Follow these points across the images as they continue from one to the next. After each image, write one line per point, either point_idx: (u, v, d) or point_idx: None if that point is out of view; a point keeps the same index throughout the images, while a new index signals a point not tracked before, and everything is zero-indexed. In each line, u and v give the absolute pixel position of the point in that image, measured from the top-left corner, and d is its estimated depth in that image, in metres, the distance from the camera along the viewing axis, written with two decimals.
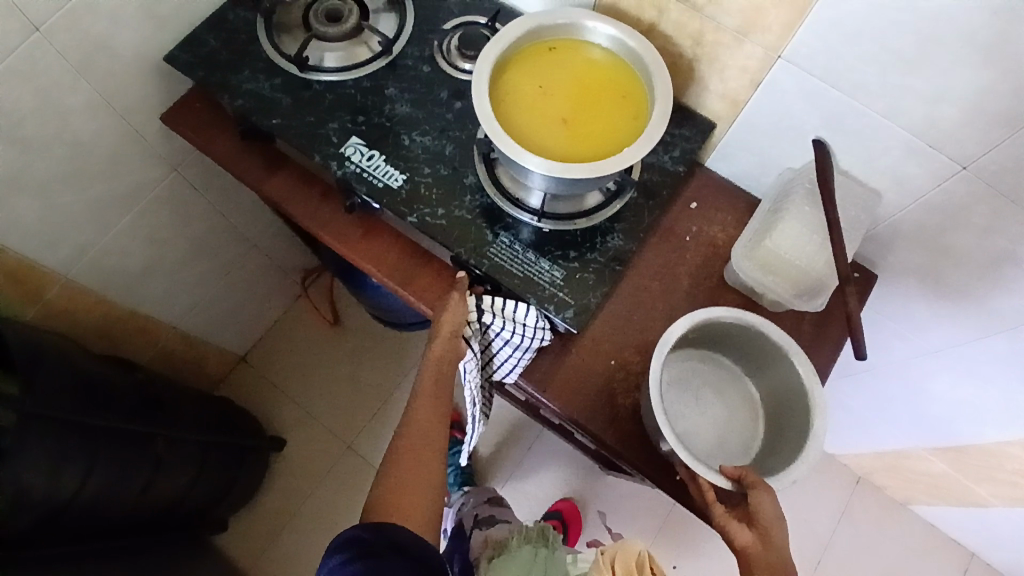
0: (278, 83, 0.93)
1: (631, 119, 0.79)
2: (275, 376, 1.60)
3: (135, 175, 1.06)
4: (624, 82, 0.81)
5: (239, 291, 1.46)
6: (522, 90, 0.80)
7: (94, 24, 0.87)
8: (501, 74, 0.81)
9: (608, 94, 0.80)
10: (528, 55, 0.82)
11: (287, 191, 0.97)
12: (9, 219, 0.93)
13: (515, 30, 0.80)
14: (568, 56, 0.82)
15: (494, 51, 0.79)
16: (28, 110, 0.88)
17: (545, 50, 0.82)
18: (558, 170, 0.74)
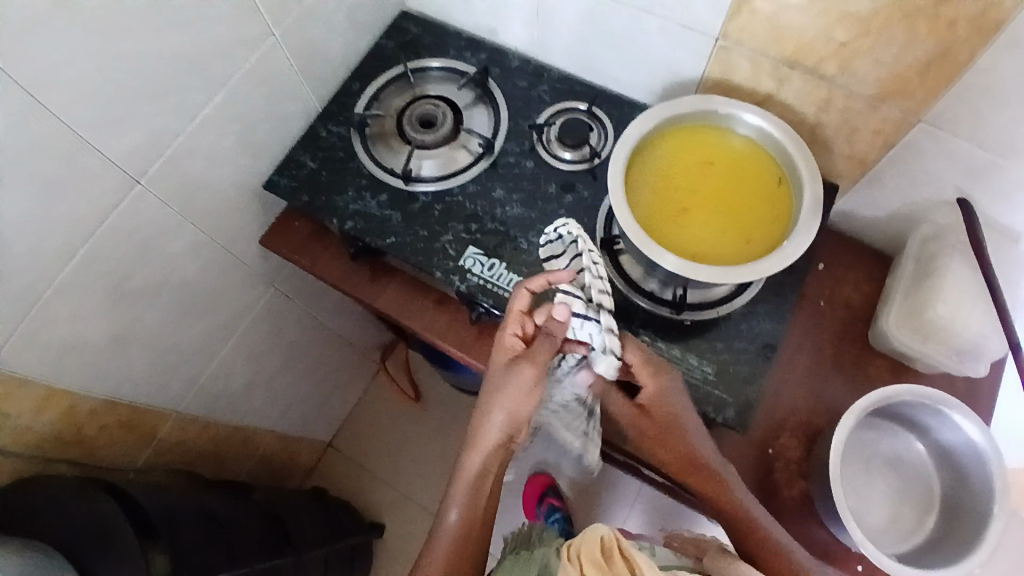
0: (384, 199, 0.91)
1: (775, 218, 0.75)
2: (364, 459, 1.57)
3: (238, 302, 1.03)
4: (767, 175, 0.77)
5: (324, 383, 1.42)
6: (658, 176, 0.76)
7: (196, 167, 0.83)
8: (639, 157, 0.77)
9: (750, 189, 0.76)
10: (654, 148, 0.78)
11: (400, 298, 0.94)
12: (125, 373, 0.90)
13: (640, 126, 0.76)
14: (710, 145, 0.78)
15: (634, 133, 0.76)
16: (136, 265, 0.83)
17: (687, 134, 0.79)
18: (709, 273, 0.70)
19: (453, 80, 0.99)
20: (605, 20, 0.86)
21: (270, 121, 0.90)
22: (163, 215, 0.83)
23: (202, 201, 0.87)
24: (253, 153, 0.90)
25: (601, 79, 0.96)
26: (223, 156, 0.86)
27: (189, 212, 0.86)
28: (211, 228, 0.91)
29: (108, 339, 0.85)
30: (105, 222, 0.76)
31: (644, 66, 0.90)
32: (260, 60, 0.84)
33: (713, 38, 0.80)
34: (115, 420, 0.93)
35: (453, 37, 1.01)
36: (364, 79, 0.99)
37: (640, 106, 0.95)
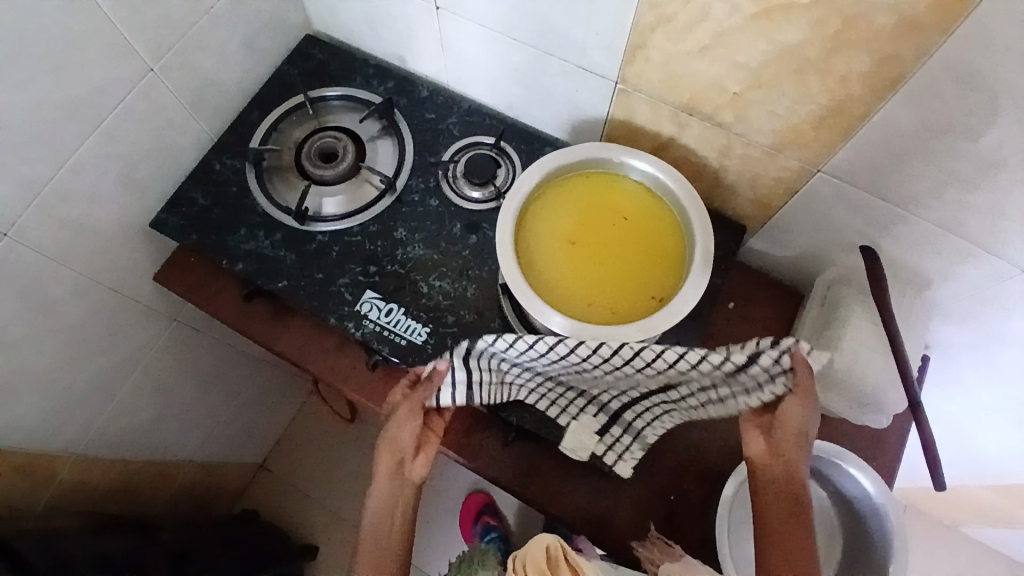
0: (280, 239, 0.87)
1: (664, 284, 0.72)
2: (297, 478, 1.54)
3: (137, 339, 0.99)
4: (668, 239, 0.75)
5: (251, 405, 1.39)
6: (555, 218, 0.75)
7: (71, 212, 0.78)
8: (540, 195, 0.76)
9: (647, 253, 0.74)
10: (547, 197, 0.76)
11: (300, 342, 0.90)
12: (9, 423, 0.86)
13: (529, 178, 0.74)
14: (619, 202, 0.77)
15: (543, 171, 0.75)
16: (9, 317, 0.78)
17: (599, 185, 0.77)
18: (597, 329, 0.67)
19: (358, 111, 0.95)
20: (506, 55, 0.83)
21: (156, 157, 0.85)
22: (36, 263, 0.78)
23: (83, 244, 0.82)
24: (139, 191, 0.85)
25: (510, 111, 0.93)
26: (103, 198, 0.82)
27: (67, 256, 0.81)
28: (95, 270, 0.86)
29: None
30: None
31: (548, 101, 0.87)
32: (137, 96, 0.79)
33: (611, 79, 0.77)
34: (6, 470, 0.88)
35: (359, 63, 0.97)
36: (264, 108, 0.95)
37: (549, 140, 0.92)
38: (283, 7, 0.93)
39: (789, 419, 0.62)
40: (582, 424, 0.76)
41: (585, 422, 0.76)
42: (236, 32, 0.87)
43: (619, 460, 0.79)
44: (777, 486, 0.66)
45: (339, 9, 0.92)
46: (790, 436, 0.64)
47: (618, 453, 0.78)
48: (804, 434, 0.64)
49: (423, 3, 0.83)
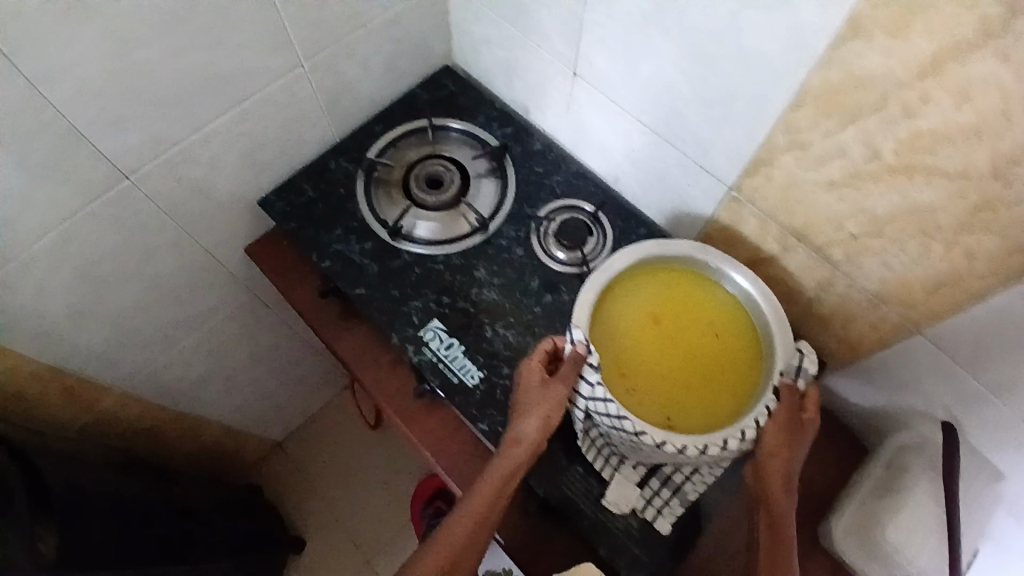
0: (369, 248, 0.91)
1: (717, 418, 0.73)
2: (308, 469, 1.56)
3: (211, 299, 1.04)
4: (748, 371, 0.76)
5: (289, 387, 1.42)
6: (642, 302, 0.78)
7: (193, 173, 0.84)
8: (639, 272, 0.79)
9: (719, 375, 0.75)
10: (638, 281, 0.79)
11: (358, 348, 0.93)
12: (76, 346, 0.91)
13: (624, 260, 0.77)
14: (713, 313, 0.78)
15: (648, 248, 0.78)
16: (109, 251, 0.83)
17: (698, 287, 0.79)
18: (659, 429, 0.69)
19: (473, 147, 0.98)
20: (627, 134, 0.85)
21: (282, 144, 0.91)
22: (149, 211, 0.83)
23: (195, 205, 0.88)
24: (258, 171, 0.91)
25: (616, 185, 0.95)
26: (225, 168, 0.87)
27: (178, 212, 0.87)
28: (197, 231, 0.91)
29: (64, 314, 0.85)
30: (81, 208, 0.76)
31: (657, 187, 0.88)
32: (281, 86, 0.84)
33: (726, 185, 0.77)
34: (56, 387, 0.93)
35: (486, 104, 1.01)
36: (388, 123, 1.00)
37: (646, 224, 0.92)
38: (432, 38, 0.98)
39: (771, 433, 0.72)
40: (622, 476, 0.78)
41: (625, 474, 0.78)
42: (384, 50, 0.93)
43: (658, 515, 0.78)
44: (774, 528, 0.72)
45: (483, 52, 0.97)
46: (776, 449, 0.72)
47: (652, 511, 0.78)
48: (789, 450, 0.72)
49: (563, 66, 0.86)
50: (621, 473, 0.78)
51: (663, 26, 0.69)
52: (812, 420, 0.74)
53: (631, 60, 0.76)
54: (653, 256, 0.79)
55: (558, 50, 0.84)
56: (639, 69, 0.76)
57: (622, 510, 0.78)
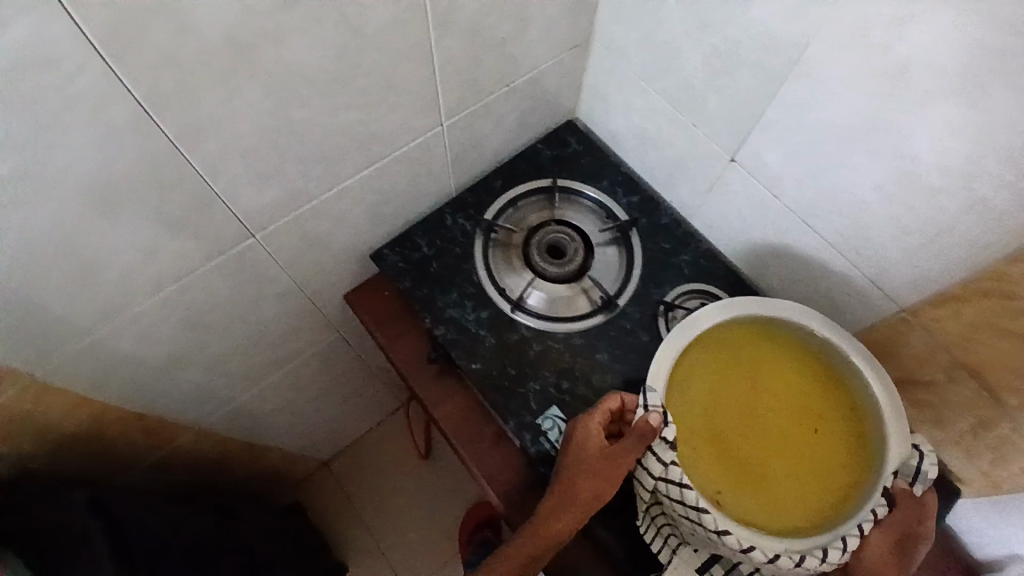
0: (485, 316, 0.85)
1: (785, 520, 0.67)
2: (353, 494, 1.48)
3: (300, 342, 0.98)
4: (839, 472, 0.69)
5: (349, 415, 1.36)
6: (724, 361, 0.75)
7: (315, 228, 0.78)
8: (739, 330, 0.76)
9: (799, 472, 0.70)
10: (745, 335, 0.76)
11: (459, 417, 0.86)
12: (167, 390, 0.84)
13: (733, 309, 0.74)
14: (818, 399, 0.73)
15: (754, 308, 0.74)
16: (221, 303, 0.77)
17: (806, 362, 0.74)
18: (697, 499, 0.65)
19: (596, 213, 0.92)
20: (783, 231, 0.80)
21: (404, 197, 0.85)
22: (266, 263, 0.77)
23: (310, 255, 0.81)
24: (376, 223, 0.85)
25: (749, 271, 0.89)
26: (347, 221, 0.81)
27: (293, 263, 0.80)
28: (306, 280, 0.85)
29: (162, 362, 0.78)
30: (204, 262, 0.70)
31: (805, 286, 0.83)
32: (417, 143, 0.78)
33: (896, 305, 0.73)
34: (139, 429, 0.87)
35: (611, 166, 0.95)
36: (508, 178, 0.94)
37: None
38: (564, 93, 0.92)
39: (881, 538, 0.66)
40: (682, 559, 0.73)
41: (684, 558, 0.73)
42: (518, 105, 0.87)
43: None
44: None
45: (618, 115, 0.91)
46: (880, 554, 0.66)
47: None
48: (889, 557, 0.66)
49: (718, 150, 0.80)
50: (678, 556, 0.73)
51: (868, 143, 0.64)
52: (927, 535, 0.67)
53: (812, 165, 0.71)
54: (764, 317, 0.75)
55: (717, 133, 0.78)
56: (820, 175, 0.71)
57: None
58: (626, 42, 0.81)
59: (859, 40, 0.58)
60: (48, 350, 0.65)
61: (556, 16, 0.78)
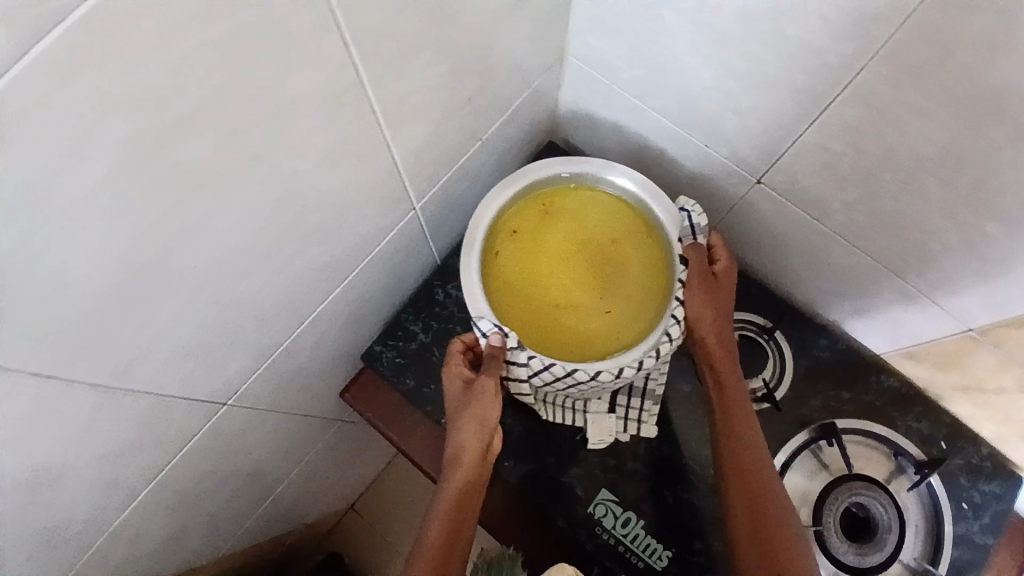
0: (506, 401, 0.75)
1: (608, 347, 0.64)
2: (388, 533, 1.31)
3: (300, 450, 0.86)
4: (633, 306, 0.65)
5: (375, 467, 1.27)
6: (531, 208, 0.67)
7: (291, 362, 0.65)
8: (547, 191, 0.68)
9: (585, 295, 0.65)
10: (538, 196, 0.68)
11: (496, 516, 0.74)
12: (174, 556, 0.73)
13: (516, 179, 0.66)
14: (638, 263, 0.67)
15: (559, 167, 0.67)
16: (208, 470, 0.65)
17: (637, 235, 0.67)
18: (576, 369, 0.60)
19: None
20: (827, 253, 0.69)
21: (386, 290, 0.72)
22: (249, 415, 0.65)
23: (297, 384, 0.70)
24: (360, 325, 0.72)
25: (786, 286, 0.78)
26: (329, 338, 0.69)
27: (281, 399, 0.69)
28: (297, 403, 0.73)
29: (160, 542, 0.67)
30: (178, 450, 0.57)
31: (857, 304, 0.73)
32: (389, 237, 0.65)
33: (968, 327, 0.65)
34: None
35: None
36: None
37: (826, 332, 0.77)
38: (538, 118, 0.77)
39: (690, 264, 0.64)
40: (593, 412, 0.72)
41: (594, 409, 0.72)
42: (491, 151, 0.72)
43: (642, 425, 0.73)
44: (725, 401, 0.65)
45: (610, 134, 0.76)
46: (703, 285, 0.65)
47: (634, 427, 0.73)
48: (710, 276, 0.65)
49: (740, 172, 0.67)
50: (590, 412, 0.72)
51: (940, 170, 0.52)
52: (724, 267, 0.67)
53: (864, 193, 0.59)
54: (563, 179, 0.68)
55: (738, 153, 0.65)
56: (871, 201, 0.59)
57: (609, 442, 0.73)
58: (609, 60, 0.66)
59: (923, 66, 0.46)
60: None
61: (520, 52, 0.62)
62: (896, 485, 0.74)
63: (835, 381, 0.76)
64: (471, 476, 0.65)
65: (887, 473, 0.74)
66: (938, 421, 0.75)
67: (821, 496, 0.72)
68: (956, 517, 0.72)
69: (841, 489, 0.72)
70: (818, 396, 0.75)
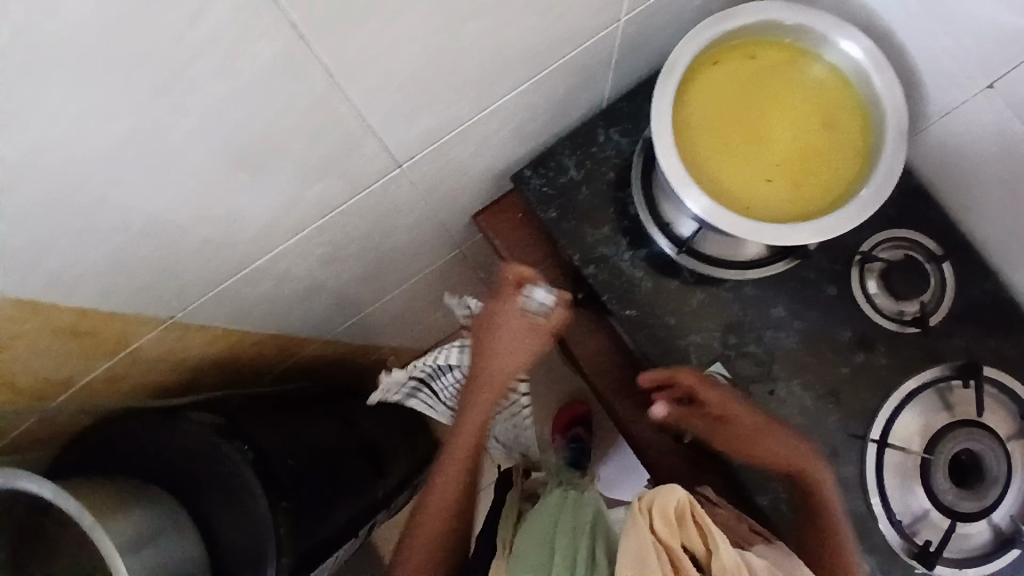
0: (640, 256, 0.74)
1: (766, 213, 0.61)
2: None
3: (418, 262, 0.88)
4: (809, 187, 0.62)
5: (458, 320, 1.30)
6: (752, 54, 0.64)
7: (458, 151, 0.65)
8: (776, 42, 0.64)
9: (766, 156, 0.62)
10: (765, 46, 0.64)
11: (596, 355, 0.77)
12: (299, 316, 0.77)
13: (757, 12, 0.61)
14: (830, 146, 0.63)
15: (787, 14, 0.61)
16: (356, 234, 0.67)
17: (842, 119, 0.63)
18: (732, 223, 0.59)
19: None
20: None
21: (556, 111, 0.71)
22: (407, 191, 0.66)
23: (450, 180, 0.70)
24: (521, 140, 0.71)
25: (964, 215, 0.72)
26: (493, 140, 0.68)
27: (433, 189, 0.69)
28: (441, 203, 0.74)
29: (297, 292, 0.70)
30: (348, 194, 0.59)
31: None
32: (586, 45, 0.62)
33: None
34: (271, 350, 0.79)
35: None
36: None
37: (992, 273, 0.72)
38: None
39: (708, 395, 0.68)
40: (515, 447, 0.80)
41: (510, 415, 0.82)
42: None
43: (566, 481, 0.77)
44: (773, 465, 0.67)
45: (828, 8, 0.70)
46: (724, 406, 0.68)
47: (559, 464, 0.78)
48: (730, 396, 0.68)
49: (972, 68, 0.62)
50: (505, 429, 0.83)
51: None
52: (741, 424, 0.68)
53: None
54: (782, 28, 0.63)
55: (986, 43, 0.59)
56: None
57: (727, 324, 0.73)
58: None
59: None
60: (183, 296, 0.56)
61: None
62: (1012, 445, 0.70)
63: (985, 324, 0.72)
64: (485, 393, 0.71)
65: (1008, 430, 0.70)
66: None
67: (938, 432, 0.70)
68: None
69: (958, 433, 0.70)
70: (963, 336, 0.72)
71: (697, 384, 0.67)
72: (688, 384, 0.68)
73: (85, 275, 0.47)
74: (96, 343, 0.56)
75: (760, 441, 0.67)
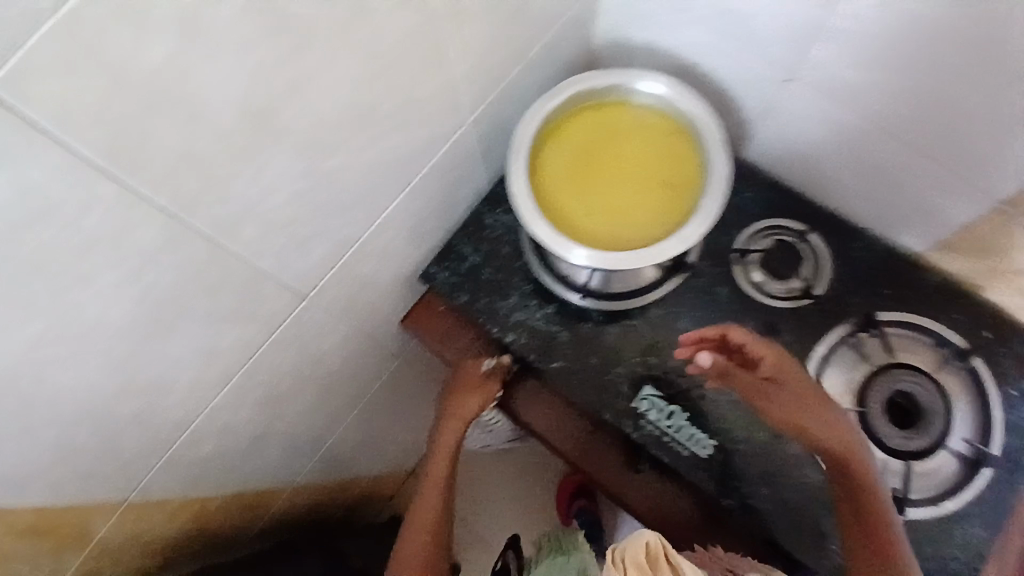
0: (552, 311, 0.80)
1: (627, 244, 0.69)
2: None
3: (362, 381, 0.92)
4: (659, 214, 0.70)
5: None
6: (587, 116, 0.74)
7: (360, 271, 0.71)
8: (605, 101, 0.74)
9: (617, 197, 0.71)
10: (597, 108, 0.74)
11: (548, 415, 0.81)
12: (256, 465, 0.79)
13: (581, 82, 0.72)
14: (670, 175, 0.71)
15: (601, 79, 0.72)
16: (287, 371, 0.71)
17: (675, 150, 0.72)
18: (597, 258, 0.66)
19: None
20: (860, 147, 0.72)
21: (441, 211, 0.78)
22: (324, 319, 0.71)
23: (363, 297, 0.75)
24: (417, 244, 0.78)
25: (819, 194, 0.81)
26: (392, 252, 0.75)
27: (350, 310, 0.75)
28: (364, 319, 0.79)
29: (246, 441, 0.73)
30: (265, 338, 0.63)
31: (890, 202, 0.75)
32: (445, 150, 0.71)
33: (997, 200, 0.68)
34: (235, 506, 0.81)
35: None
36: None
37: (861, 235, 0.80)
38: (576, 51, 0.83)
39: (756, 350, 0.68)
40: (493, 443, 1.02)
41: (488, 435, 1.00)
42: (535, 78, 0.78)
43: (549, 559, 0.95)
44: (830, 447, 0.65)
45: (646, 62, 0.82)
46: (777, 365, 0.67)
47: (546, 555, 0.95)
48: (785, 356, 0.68)
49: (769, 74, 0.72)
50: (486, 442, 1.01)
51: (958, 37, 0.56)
52: (803, 389, 0.67)
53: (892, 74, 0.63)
54: (603, 90, 0.73)
55: (768, 53, 0.70)
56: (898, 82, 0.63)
57: (646, 345, 0.78)
58: None
59: None
60: (127, 476, 0.59)
61: None
62: (937, 373, 0.75)
63: (873, 280, 0.78)
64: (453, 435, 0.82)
65: (927, 360, 0.76)
66: (980, 314, 0.76)
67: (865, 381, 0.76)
68: (1005, 404, 0.73)
69: (884, 375, 0.75)
70: (860, 296, 0.78)
71: (751, 339, 0.68)
72: (736, 337, 0.68)
73: (30, 475, 0.50)
74: (52, 542, 0.58)
75: (822, 412, 0.66)
